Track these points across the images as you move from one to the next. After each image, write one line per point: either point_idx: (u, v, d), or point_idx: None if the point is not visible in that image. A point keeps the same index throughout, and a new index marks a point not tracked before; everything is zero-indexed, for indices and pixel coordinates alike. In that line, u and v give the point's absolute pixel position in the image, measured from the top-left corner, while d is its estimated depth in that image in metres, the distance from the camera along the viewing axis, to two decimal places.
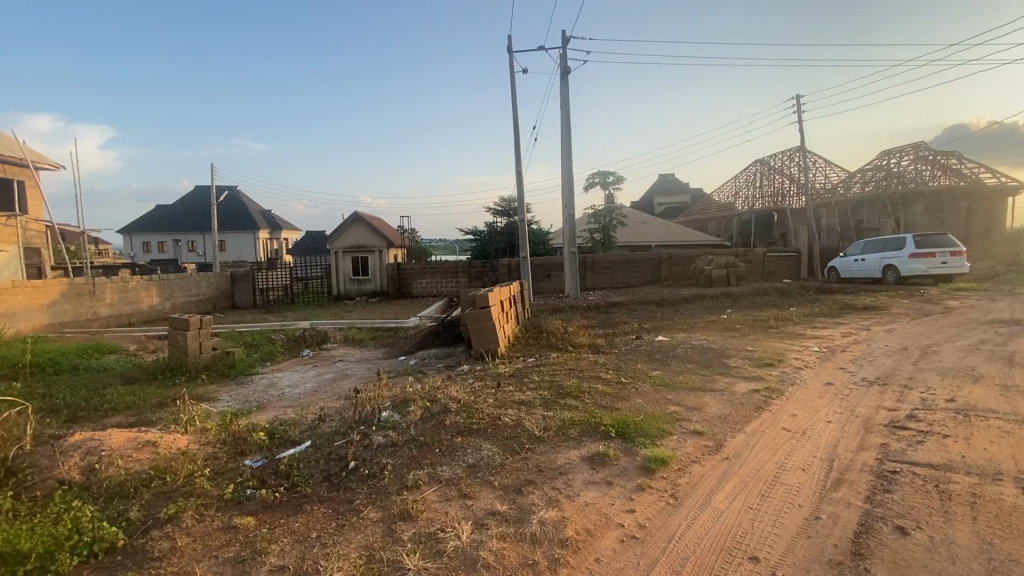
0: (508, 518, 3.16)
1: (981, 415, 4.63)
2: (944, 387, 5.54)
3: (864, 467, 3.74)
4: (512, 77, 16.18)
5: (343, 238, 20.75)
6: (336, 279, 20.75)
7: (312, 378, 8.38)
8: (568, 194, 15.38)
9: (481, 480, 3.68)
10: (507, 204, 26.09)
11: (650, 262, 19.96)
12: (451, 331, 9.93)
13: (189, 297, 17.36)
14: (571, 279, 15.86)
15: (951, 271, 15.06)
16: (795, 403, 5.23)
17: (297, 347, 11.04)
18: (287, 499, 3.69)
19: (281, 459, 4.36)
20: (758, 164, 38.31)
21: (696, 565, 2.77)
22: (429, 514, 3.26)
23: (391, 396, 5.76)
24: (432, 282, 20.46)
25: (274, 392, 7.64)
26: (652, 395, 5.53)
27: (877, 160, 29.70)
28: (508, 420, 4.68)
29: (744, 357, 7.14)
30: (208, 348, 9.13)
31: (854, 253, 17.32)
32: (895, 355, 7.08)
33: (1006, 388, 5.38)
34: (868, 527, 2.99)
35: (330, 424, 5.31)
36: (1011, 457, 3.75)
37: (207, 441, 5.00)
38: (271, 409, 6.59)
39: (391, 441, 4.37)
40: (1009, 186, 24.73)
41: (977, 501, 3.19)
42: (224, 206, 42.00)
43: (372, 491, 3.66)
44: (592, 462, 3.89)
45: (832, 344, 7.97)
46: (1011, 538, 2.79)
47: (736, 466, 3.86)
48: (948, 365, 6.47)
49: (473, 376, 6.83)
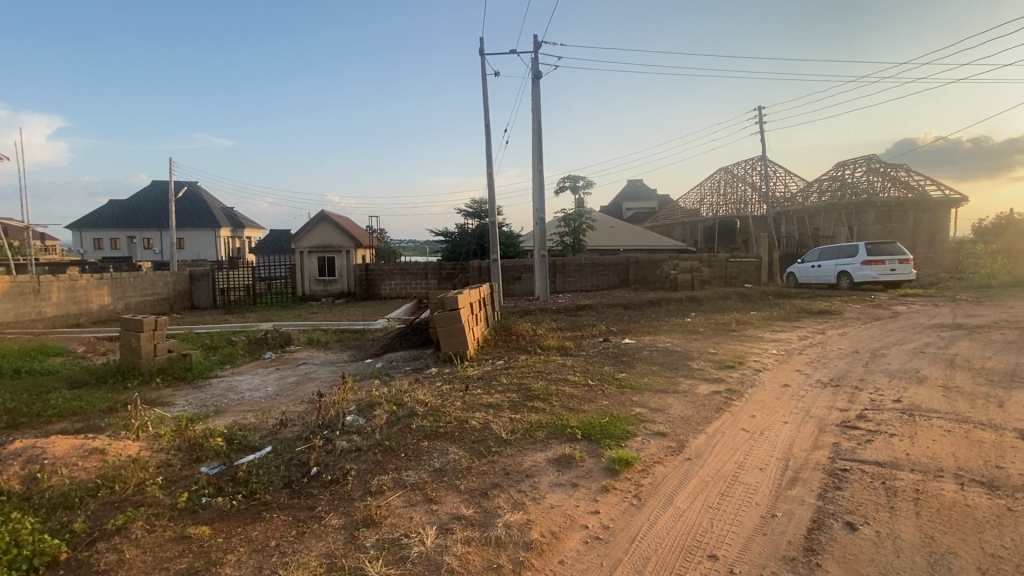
0: (473, 523, 3.15)
1: (925, 414, 4.90)
2: (891, 388, 5.81)
3: (816, 466, 3.90)
4: (483, 79, 16.24)
5: (307, 237, 20.30)
6: (301, 279, 20.26)
7: (273, 382, 8.12)
8: (540, 196, 15.47)
9: (446, 484, 3.66)
10: (478, 206, 26.07)
11: (618, 266, 20.26)
12: (419, 333, 9.84)
13: (143, 297, 16.61)
14: (541, 281, 15.92)
15: (899, 278, 15.89)
16: (754, 404, 5.40)
17: (258, 350, 10.70)
18: (244, 507, 3.57)
19: (239, 465, 4.22)
20: (721, 171, 39.49)
21: (657, 564, 2.82)
22: (393, 520, 3.21)
23: (355, 400, 5.64)
24: (401, 283, 20.16)
25: (233, 396, 7.39)
26: (617, 397, 5.62)
27: (832, 170, 30.92)
28: (475, 423, 4.67)
29: (706, 359, 7.35)
30: (164, 350, 8.77)
31: (810, 259, 18.04)
32: (847, 358, 7.42)
33: (948, 389, 5.70)
34: (820, 523, 3.12)
35: (292, 429, 5.17)
36: (951, 454, 3.98)
37: (160, 448, 4.79)
38: (230, 413, 6.39)
39: (355, 446, 4.28)
40: (952, 199, 26.18)
41: (920, 497, 3.36)
42: (184, 202, 40.41)
43: (334, 497, 3.58)
44: (558, 464, 3.93)
45: (789, 347, 8.29)
46: (950, 532, 2.95)
47: (698, 466, 3.96)
48: (896, 367, 6.82)
49: (441, 379, 6.76)
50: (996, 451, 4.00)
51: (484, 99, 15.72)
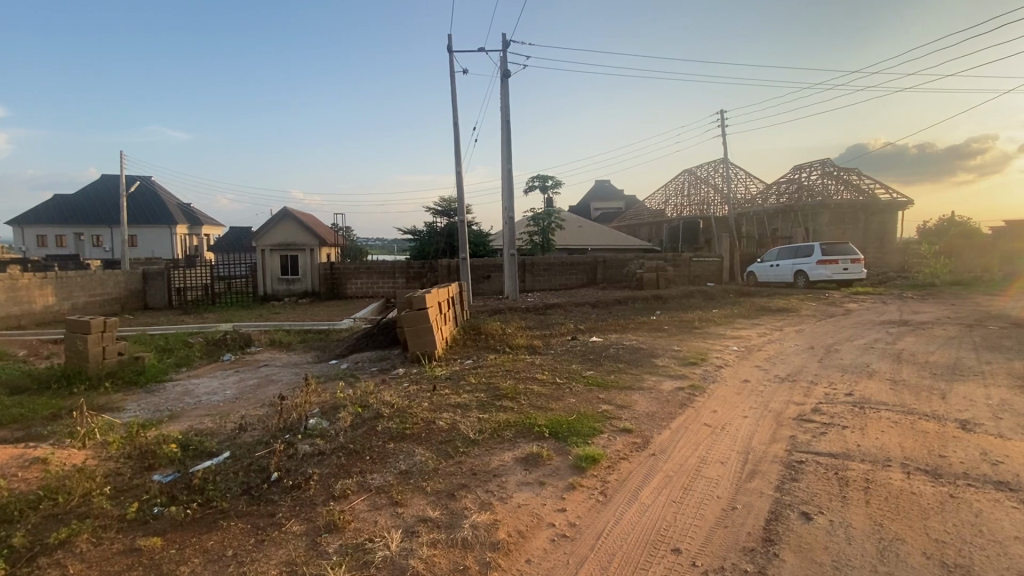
0: (439, 525, 3.11)
1: (875, 407, 5.14)
2: (843, 383, 6.07)
3: (774, 458, 4.03)
4: (451, 76, 16.12)
5: (269, 236, 19.73)
6: (263, 278, 19.65)
7: (232, 384, 7.84)
8: (509, 194, 15.47)
9: (412, 486, 3.60)
10: (447, 204, 25.86)
11: (586, 265, 20.45)
12: (386, 333, 9.67)
13: (92, 297, 15.77)
14: (511, 280, 15.93)
15: (851, 277, 16.65)
16: (716, 400, 5.55)
17: (216, 351, 10.31)
18: (200, 516, 3.43)
19: (195, 472, 4.05)
20: (685, 173, 40.42)
21: (622, 560, 2.86)
22: (357, 525, 3.14)
23: (319, 403, 5.50)
24: (367, 282, 19.79)
25: (189, 400, 7.10)
26: (584, 394, 5.67)
27: (789, 174, 32.08)
28: (443, 424, 4.63)
29: (670, 356, 7.50)
30: (114, 353, 8.33)
31: (769, 259, 18.68)
32: (803, 353, 7.72)
33: (896, 382, 6.01)
34: (777, 514, 3.22)
35: (251, 433, 4.99)
36: (898, 444, 4.19)
37: (108, 456, 4.55)
38: (186, 418, 6.14)
39: (318, 450, 4.17)
40: (899, 202, 27.58)
41: (870, 486, 3.52)
42: (136, 197, 38.52)
43: (295, 503, 3.47)
44: (525, 463, 3.93)
45: (749, 344, 8.56)
46: (897, 519, 3.10)
47: (662, 461, 4.03)
48: (848, 361, 7.14)
49: (408, 380, 6.67)
50: (938, 441, 4.23)
51: (452, 97, 15.62)
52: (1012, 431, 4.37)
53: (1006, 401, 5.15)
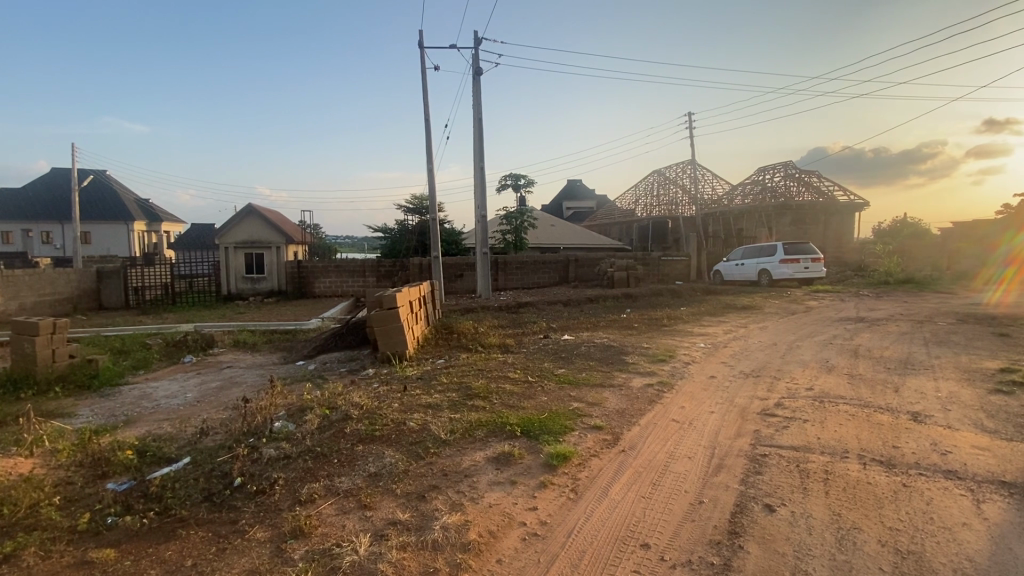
0: (409, 527, 3.07)
1: (834, 400, 5.35)
2: (804, 378, 6.29)
3: (739, 452, 4.14)
4: (422, 72, 15.93)
5: (233, 233, 19.12)
6: (226, 277, 19.02)
7: (193, 387, 7.57)
8: (481, 193, 15.41)
9: (382, 489, 3.54)
10: (418, 202, 25.57)
11: (559, 264, 20.57)
12: (355, 333, 9.50)
13: (41, 297, 14.95)
14: (483, 279, 15.87)
15: (811, 276, 17.30)
16: (683, 396, 5.67)
17: (176, 353, 9.93)
18: (157, 525, 3.29)
19: (152, 479, 3.88)
20: (655, 173, 41.09)
21: (592, 556, 2.89)
22: (324, 530, 3.07)
23: (285, 405, 5.35)
24: (336, 281, 19.38)
25: (146, 404, 6.81)
26: (556, 392, 5.70)
27: (754, 175, 32.99)
28: (413, 425, 4.57)
29: (640, 353, 7.63)
30: (64, 356, 7.91)
31: (734, 258, 19.20)
32: (767, 350, 7.96)
33: (853, 376, 6.27)
34: (742, 507, 3.31)
35: (213, 438, 4.82)
36: (855, 436, 4.36)
37: (58, 465, 4.32)
38: (143, 423, 5.88)
39: (284, 454, 4.05)
40: (855, 204, 28.75)
41: (829, 477, 3.65)
42: (89, 192, 36.69)
43: (259, 509, 3.37)
44: (496, 463, 3.91)
45: (716, 340, 8.78)
46: (854, 509, 3.23)
47: (631, 457, 4.09)
48: (808, 357, 7.40)
49: (378, 380, 6.58)
50: (892, 432, 4.43)
51: (424, 93, 15.47)
52: (959, 422, 4.61)
53: (953, 394, 5.43)
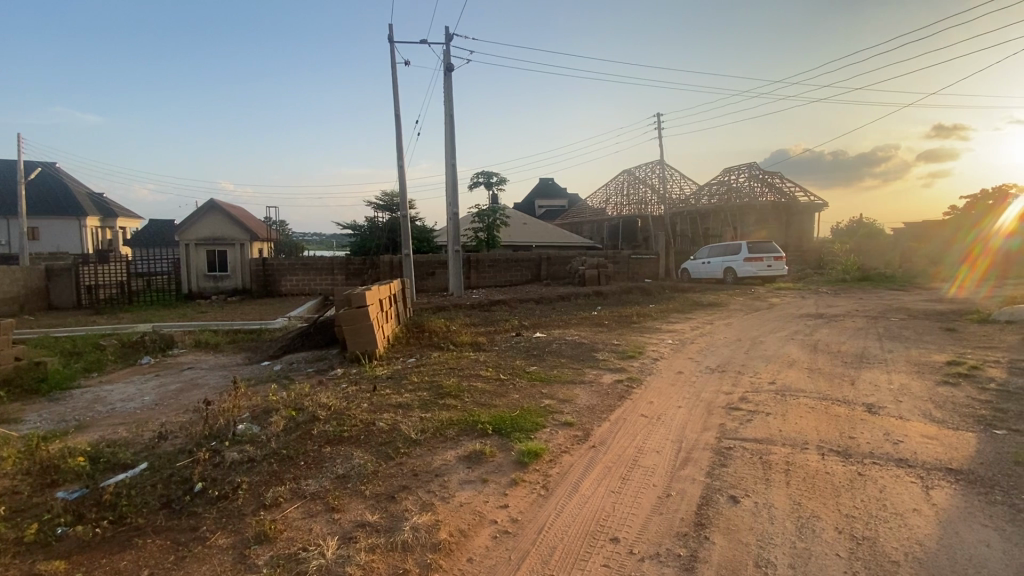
0: (379, 529, 3.03)
1: (794, 394, 5.55)
2: (767, 372, 6.50)
3: (705, 446, 4.24)
4: (392, 67, 15.69)
5: (194, 229, 18.42)
6: (187, 275, 18.31)
7: (152, 390, 7.27)
8: (452, 190, 15.31)
9: (350, 491, 3.48)
10: (388, 199, 25.23)
11: (531, 262, 20.64)
12: (323, 332, 9.30)
13: None
14: (456, 277, 15.76)
15: (774, 274, 17.91)
16: (652, 391, 5.77)
17: (133, 355, 9.51)
18: (111, 535, 3.15)
19: (106, 487, 3.70)
20: (625, 173, 41.67)
21: (563, 552, 2.91)
22: (290, 534, 2.99)
23: (249, 407, 5.19)
24: (304, 279, 18.92)
25: (100, 408, 6.50)
26: (527, 390, 5.72)
27: (720, 176, 33.84)
28: (383, 425, 4.51)
29: (610, 350, 7.73)
30: (8, 359, 7.47)
31: (701, 256, 19.66)
32: (732, 345, 8.19)
33: (813, 370, 6.52)
34: (708, 499, 3.39)
35: (172, 442, 4.63)
36: (815, 428, 4.53)
37: (2, 475, 4.07)
38: (96, 428, 5.61)
39: (247, 457, 3.93)
40: (815, 204, 29.82)
41: (790, 468, 3.78)
42: (37, 186, 34.69)
43: (221, 514, 3.26)
44: (467, 461, 3.90)
45: (683, 337, 8.99)
46: (813, 498, 3.36)
47: (601, 453, 4.14)
48: (771, 352, 7.65)
49: (347, 380, 6.47)
50: (848, 423, 4.62)
51: (394, 88, 15.26)
52: (909, 413, 4.85)
53: (905, 385, 5.72)
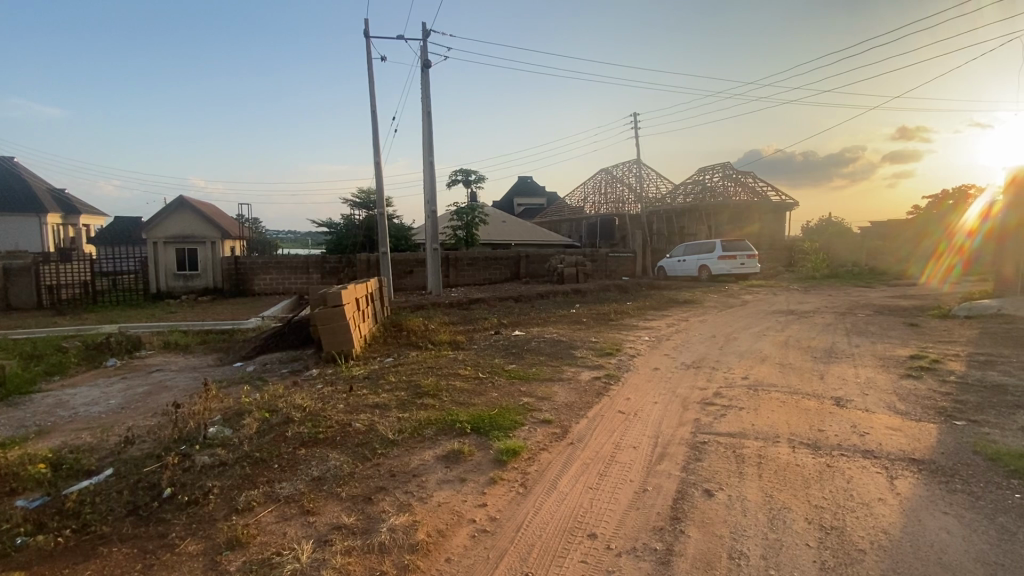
0: (355, 531, 2.99)
1: (767, 388, 5.68)
2: (740, 367, 6.64)
3: (681, 441, 4.31)
4: (368, 63, 15.48)
5: (162, 227, 17.86)
6: (155, 274, 17.75)
7: (118, 393, 7.03)
8: (430, 187, 15.20)
9: (325, 493, 3.43)
10: (365, 196, 24.92)
11: (509, 260, 20.65)
12: (298, 332, 9.14)
13: None
14: (434, 275, 15.65)
15: (747, 271, 18.33)
16: (629, 388, 5.85)
17: (97, 357, 9.19)
18: (74, 544, 3.03)
19: (69, 494, 3.56)
20: (602, 172, 42.02)
21: (541, 550, 2.91)
22: (263, 538, 2.93)
23: (221, 410, 5.07)
24: (278, 277, 18.54)
25: (63, 412, 6.26)
26: (506, 388, 5.72)
27: (695, 175, 34.42)
28: (360, 426, 4.44)
29: (588, 348, 7.79)
30: None
31: (677, 254, 19.97)
32: (707, 342, 8.35)
33: (784, 365, 6.69)
34: (683, 493, 3.45)
35: (140, 447, 4.49)
36: (785, 422, 4.65)
37: None
38: (58, 434, 5.40)
39: (219, 460, 3.84)
40: (787, 203, 30.57)
41: (763, 461, 3.88)
42: None
43: (191, 520, 3.17)
44: (446, 461, 3.88)
45: (659, 333, 9.13)
46: (783, 489, 3.45)
47: (579, 450, 4.17)
48: (744, 348, 7.82)
49: (322, 380, 6.37)
50: (818, 417, 4.76)
51: (370, 83, 15.06)
52: (875, 405, 5.03)
53: (870, 379, 5.93)
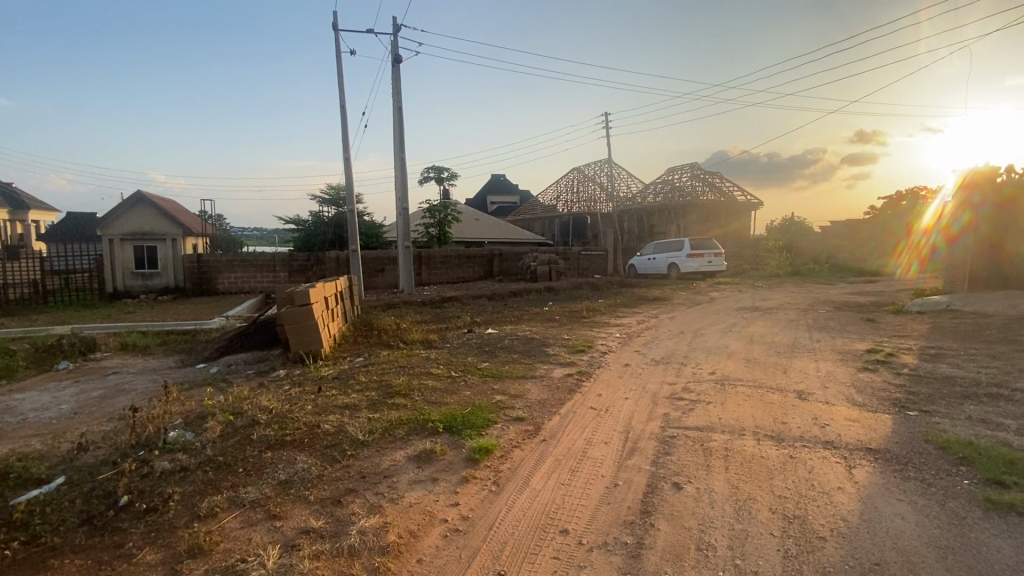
0: (323, 534, 2.93)
1: (733, 383, 5.84)
2: (708, 363, 6.80)
3: (651, 436, 4.38)
4: (337, 56, 15.14)
5: (118, 223, 17.08)
6: (111, 273, 16.98)
7: (71, 397, 6.71)
8: (401, 184, 15.00)
9: (292, 496, 3.35)
10: (334, 193, 24.43)
11: (482, 258, 20.60)
12: (265, 332, 8.89)
13: None
14: (406, 274, 15.47)
15: (714, 269, 18.78)
16: (601, 384, 5.92)
17: (48, 360, 8.74)
18: (22, 558, 2.88)
19: (16, 505, 3.38)
20: (574, 171, 42.29)
21: (514, 547, 2.92)
22: (227, 545, 2.84)
23: (182, 413, 4.88)
24: (243, 276, 17.99)
25: (10, 418, 5.94)
26: (478, 386, 5.70)
27: (664, 175, 35.03)
28: (328, 427, 4.35)
29: (561, 345, 7.85)
30: None
31: (647, 252, 20.30)
32: (676, 338, 8.52)
33: (750, 360, 6.88)
34: (653, 487, 3.51)
35: (95, 454, 4.28)
36: (750, 415, 4.79)
37: None
38: (4, 441, 5.11)
39: (180, 466, 3.70)
40: (752, 203, 31.44)
41: (729, 453, 3.98)
42: None
43: (150, 529, 3.05)
44: (417, 460, 3.84)
45: (630, 330, 9.26)
46: (748, 481, 3.54)
47: (551, 446, 4.20)
48: (711, 344, 8.01)
49: (290, 381, 6.22)
50: (781, 410, 4.91)
51: (338, 77, 14.74)
52: (835, 397, 5.22)
53: (830, 372, 6.16)
